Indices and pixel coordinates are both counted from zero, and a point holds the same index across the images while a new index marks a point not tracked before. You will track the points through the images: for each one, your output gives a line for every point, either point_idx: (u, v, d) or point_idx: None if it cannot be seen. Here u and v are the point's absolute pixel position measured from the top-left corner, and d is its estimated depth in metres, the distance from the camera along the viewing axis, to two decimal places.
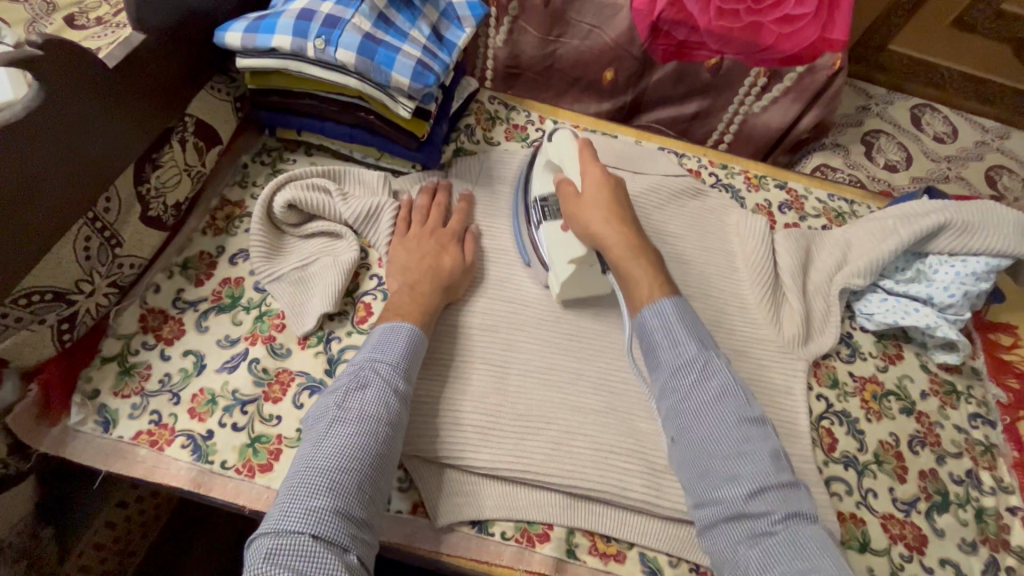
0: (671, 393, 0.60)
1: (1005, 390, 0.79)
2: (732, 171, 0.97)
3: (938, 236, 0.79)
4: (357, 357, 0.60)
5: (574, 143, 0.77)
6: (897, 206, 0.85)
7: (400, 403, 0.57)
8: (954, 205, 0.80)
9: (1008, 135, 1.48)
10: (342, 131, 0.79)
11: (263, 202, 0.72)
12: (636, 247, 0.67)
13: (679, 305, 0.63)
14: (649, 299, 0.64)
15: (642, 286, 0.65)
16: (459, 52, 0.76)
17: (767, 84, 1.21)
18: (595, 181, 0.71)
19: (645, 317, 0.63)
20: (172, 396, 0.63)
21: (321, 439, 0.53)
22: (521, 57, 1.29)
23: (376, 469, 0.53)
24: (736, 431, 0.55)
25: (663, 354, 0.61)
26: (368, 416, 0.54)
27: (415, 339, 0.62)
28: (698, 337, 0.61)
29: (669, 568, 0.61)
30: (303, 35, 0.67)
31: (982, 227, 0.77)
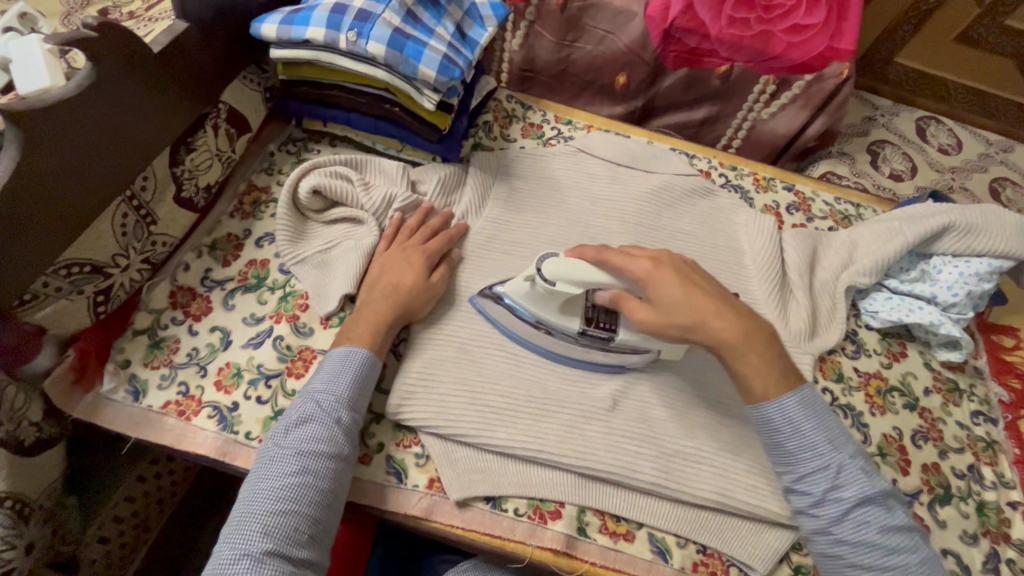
0: (799, 494, 0.59)
1: (1006, 389, 0.81)
2: (742, 173, 0.99)
3: (943, 237, 0.81)
4: (306, 386, 0.61)
5: (571, 262, 0.65)
6: (902, 209, 0.87)
7: (345, 435, 0.58)
8: (957, 208, 0.82)
9: (1013, 148, 1.51)
10: (367, 122, 0.82)
11: (289, 188, 0.75)
12: (752, 336, 0.61)
13: (805, 398, 0.60)
14: (773, 394, 0.60)
15: (762, 379, 0.60)
16: (482, 49, 0.79)
17: (776, 91, 1.25)
18: (674, 294, 0.61)
19: (768, 411, 0.60)
20: (200, 368, 0.66)
21: (264, 474, 0.54)
22: (536, 60, 1.32)
23: (318, 506, 0.53)
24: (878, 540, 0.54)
25: (795, 454, 0.59)
26: (311, 451, 0.55)
27: (367, 367, 0.63)
28: (827, 435, 0.59)
29: (676, 548, 0.63)
30: (336, 27, 0.70)
31: (986, 229, 0.79)
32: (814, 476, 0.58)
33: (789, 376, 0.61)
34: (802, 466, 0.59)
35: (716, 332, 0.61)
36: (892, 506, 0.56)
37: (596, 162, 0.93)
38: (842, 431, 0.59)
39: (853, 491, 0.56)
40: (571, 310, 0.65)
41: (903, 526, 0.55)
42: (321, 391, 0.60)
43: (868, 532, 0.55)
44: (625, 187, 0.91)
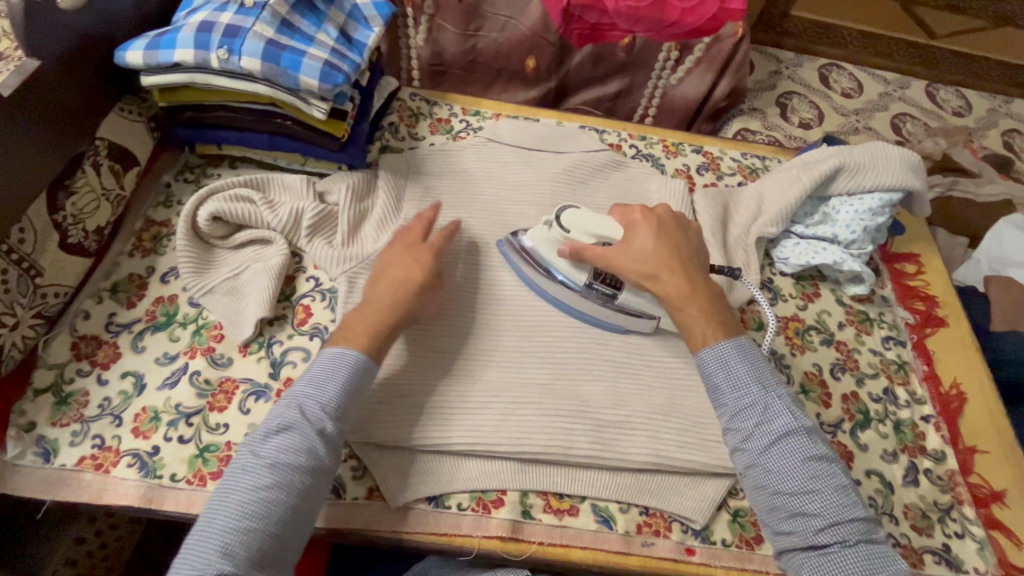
0: (733, 432, 0.60)
1: (911, 311, 0.87)
2: (651, 142, 1.02)
3: (837, 179, 0.85)
4: (292, 390, 0.60)
5: (589, 215, 0.73)
6: (799, 156, 0.91)
7: (325, 446, 0.57)
8: (846, 149, 0.86)
9: (908, 85, 1.59)
10: (262, 140, 0.80)
11: (185, 217, 0.73)
12: (698, 294, 0.66)
13: (741, 348, 0.63)
14: (712, 341, 0.64)
15: (700, 327, 0.65)
16: (369, 51, 0.78)
17: (679, 56, 1.28)
18: (648, 243, 0.70)
19: (706, 357, 0.63)
20: (114, 418, 0.63)
21: (238, 480, 0.53)
22: (444, 54, 1.31)
23: (285, 521, 0.52)
24: (803, 471, 0.56)
25: (725, 396, 0.61)
26: (285, 462, 0.54)
27: (358, 371, 0.61)
28: (763, 378, 0.61)
29: (620, 514, 0.65)
30: (205, 47, 0.68)
31: (873, 166, 0.84)
32: (744, 414, 0.59)
33: (727, 327, 0.65)
34: (728, 404, 0.61)
35: (667, 285, 0.67)
36: (817, 438, 0.58)
37: (507, 150, 0.93)
38: (775, 376, 0.62)
39: (781, 423, 0.58)
40: (573, 249, 0.72)
41: (819, 458, 0.57)
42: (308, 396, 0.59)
43: (790, 464, 0.56)
44: (537, 170, 0.92)
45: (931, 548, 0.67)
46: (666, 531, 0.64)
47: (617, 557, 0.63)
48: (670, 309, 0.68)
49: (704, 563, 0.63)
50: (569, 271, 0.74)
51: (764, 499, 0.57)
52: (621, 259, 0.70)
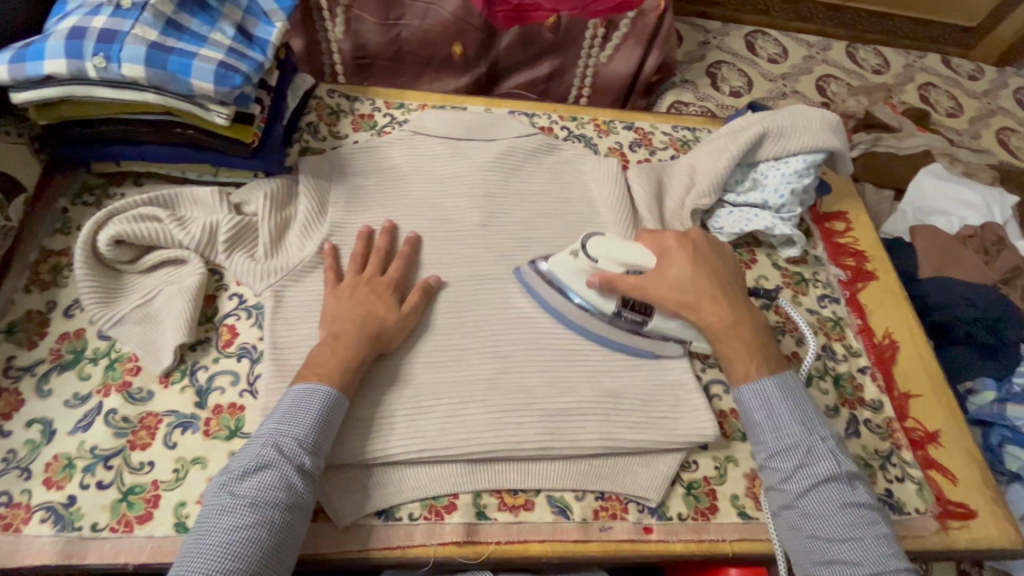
0: (772, 470, 0.60)
1: (843, 268, 0.90)
2: (582, 122, 1.00)
3: (762, 145, 0.86)
4: (266, 426, 0.57)
5: (624, 244, 0.71)
6: (726, 125, 0.92)
7: (305, 482, 0.55)
8: (769, 115, 0.88)
9: (830, 46, 1.63)
10: (164, 152, 0.74)
11: (83, 242, 0.67)
12: (739, 323, 0.66)
13: (784, 385, 0.62)
14: (751, 375, 0.63)
15: (743, 360, 0.64)
16: (274, 47, 0.73)
17: (606, 33, 1.27)
18: (683, 273, 0.68)
19: (744, 392, 0.63)
20: (22, 471, 0.58)
21: (214, 523, 0.50)
22: (366, 46, 1.26)
23: (266, 566, 0.49)
24: (843, 516, 0.55)
25: (766, 432, 0.61)
26: (263, 501, 0.52)
27: (334, 404, 0.59)
28: (804, 418, 0.60)
29: (576, 503, 0.64)
30: (79, 55, 0.62)
31: (795, 130, 0.86)
32: (784, 453, 0.59)
33: (768, 359, 0.64)
34: (768, 444, 0.60)
35: (705, 314, 0.67)
36: (859, 484, 0.57)
37: (435, 142, 0.90)
38: (820, 418, 0.61)
39: (825, 466, 0.57)
40: (603, 281, 0.69)
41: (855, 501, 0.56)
42: (273, 433, 0.56)
43: (831, 509, 0.56)
44: (468, 160, 0.88)
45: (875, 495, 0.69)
46: (622, 513, 0.64)
47: (576, 546, 0.62)
48: (711, 338, 0.67)
49: (662, 540, 0.63)
50: (600, 299, 0.71)
51: (801, 542, 0.57)
52: (661, 293, 0.68)
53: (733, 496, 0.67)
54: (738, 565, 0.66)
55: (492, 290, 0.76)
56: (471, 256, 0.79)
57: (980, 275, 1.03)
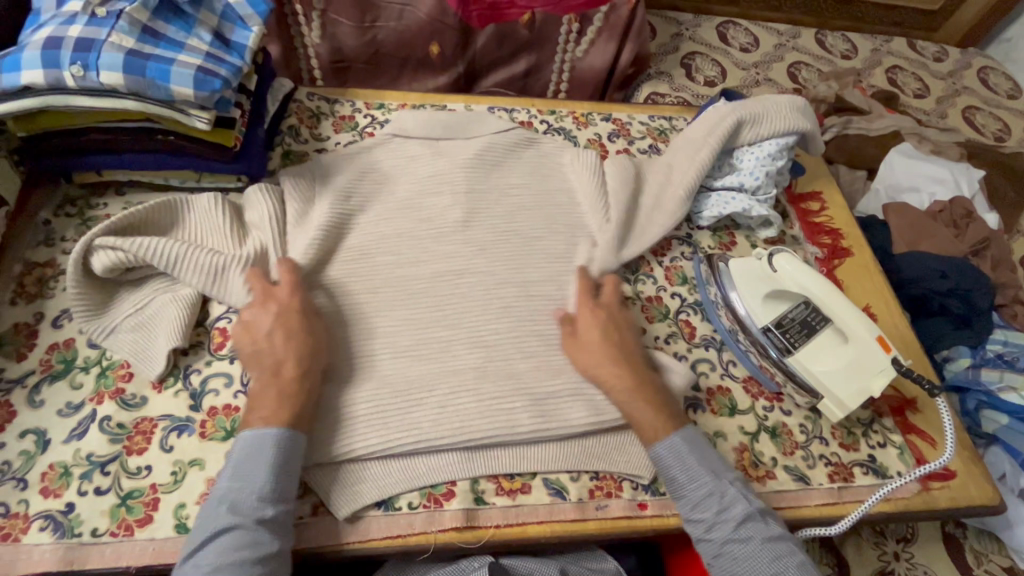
0: (696, 522, 0.61)
1: (819, 246, 0.92)
2: (561, 115, 1.02)
3: (740, 133, 0.88)
4: (219, 481, 0.56)
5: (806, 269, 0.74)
6: (699, 116, 0.93)
7: (271, 531, 0.54)
8: (742, 103, 0.89)
9: (799, 34, 1.67)
10: (146, 160, 0.74)
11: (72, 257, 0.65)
12: (625, 388, 0.66)
13: (686, 439, 0.64)
14: (663, 435, 0.64)
15: (652, 421, 0.65)
16: (251, 52, 0.73)
17: (581, 28, 1.29)
18: (591, 333, 0.71)
19: (659, 451, 0.64)
20: (19, 482, 0.58)
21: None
22: (343, 49, 1.26)
23: None
24: (769, 553, 0.58)
25: (684, 486, 0.62)
26: (231, 562, 0.51)
27: (286, 446, 0.58)
28: (711, 465, 0.63)
29: (571, 483, 0.66)
30: (56, 65, 0.62)
31: (769, 117, 0.88)
32: (702, 502, 0.61)
33: (672, 419, 0.65)
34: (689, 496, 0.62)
35: (600, 378, 0.68)
36: (772, 518, 0.61)
37: (417, 140, 0.91)
38: (725, 463, 0.64)
39: (740, 508, 0.60)
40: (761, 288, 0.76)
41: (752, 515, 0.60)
42: (232, 491, 0.55)
43: (757, 547, 0.58)
44: (450, 156, 0.89)
45: (858, 461, 0.72)
46: (617, 491, 0.66)
47: (574, 524, 0.64)
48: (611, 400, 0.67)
49: (657, 515, 0.66)
50: (759, 312, 0.75)
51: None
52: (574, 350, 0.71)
53: None
54: None
55: (481, 283, 0.77)
56: (452, 252, 0.80)
57: (950, 248, 1.07)
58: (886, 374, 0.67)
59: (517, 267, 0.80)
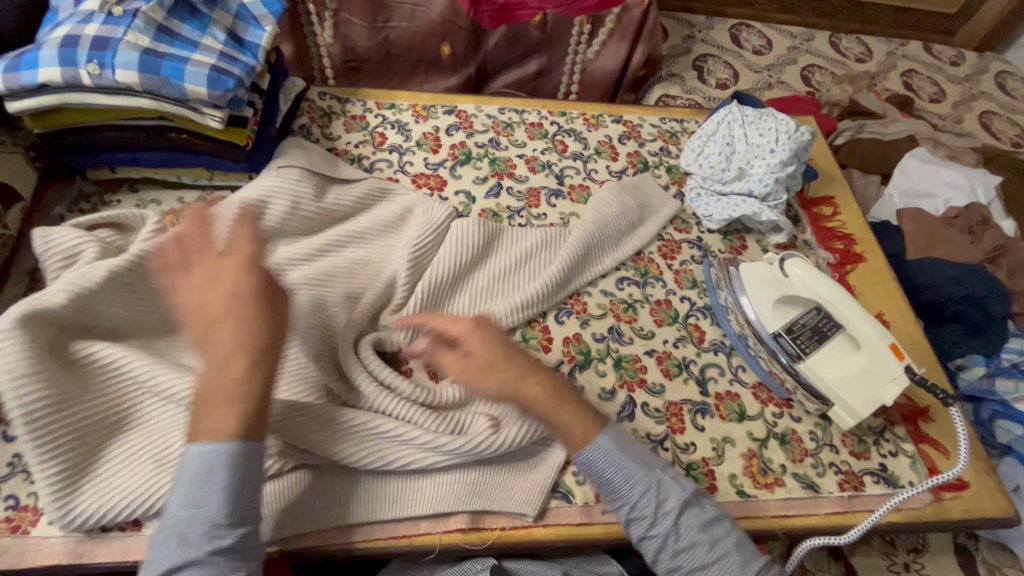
0: (638, 521, 0.60)
1: (831, 251, 0.91)
2: (571, 117, 1.01)
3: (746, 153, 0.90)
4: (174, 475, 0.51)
5: (817, 275, 0.75)
6: (700, 138, 0.95)
7: (249, 521, 0.52)
8: (739, 126, 0.92)
9: (814, 37, 1.66)
10: (159, 157, 0.75)
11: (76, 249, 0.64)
12: (551, 397, 0.62)
13: (614, 436, 0.62)
14: (585, 440, 0.61)
15: (573, 429, 0.61)
16: (264, 51, 0.74)
17: (592, 30, 1.28)
18: None
19: (587, 456, 0.61)
20: (28, 474, 0.59)
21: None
22: (355, 49, 1.27)
23: None
24: (708, 541, 0.59)
25: (617, 485, 0.61)
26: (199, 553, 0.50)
27: None
28: (640, 458, 0.62)
29: (577, 487, 0.65)
30: (72, 63, 0.63)
31: (770, 135, 0.89)
32: (641, 500, 0.60)
33: (593, 422, 0.62)
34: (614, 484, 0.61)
35: (529, 391, 0.61)
36: (705, 503, 0.63)
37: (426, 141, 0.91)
38: (651, 452, 0.64)
39: (675, 498, 0.61)
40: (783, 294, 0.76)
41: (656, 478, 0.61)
42: (182, 520, 0.50)
43: (697, 536, 0.59)
44: None
45: (869, 470, 0.71)
46: None
47: (578, 529, 0.63)
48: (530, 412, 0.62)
49: None
50: (769, 317, 0.75)
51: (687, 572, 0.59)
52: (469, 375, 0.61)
53: (730, 476, 0.68)
54: None
55: (487, 282, 0.76)
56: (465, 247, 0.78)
57: (965, 255, 1.06)
58: (899, 382, 0.68)
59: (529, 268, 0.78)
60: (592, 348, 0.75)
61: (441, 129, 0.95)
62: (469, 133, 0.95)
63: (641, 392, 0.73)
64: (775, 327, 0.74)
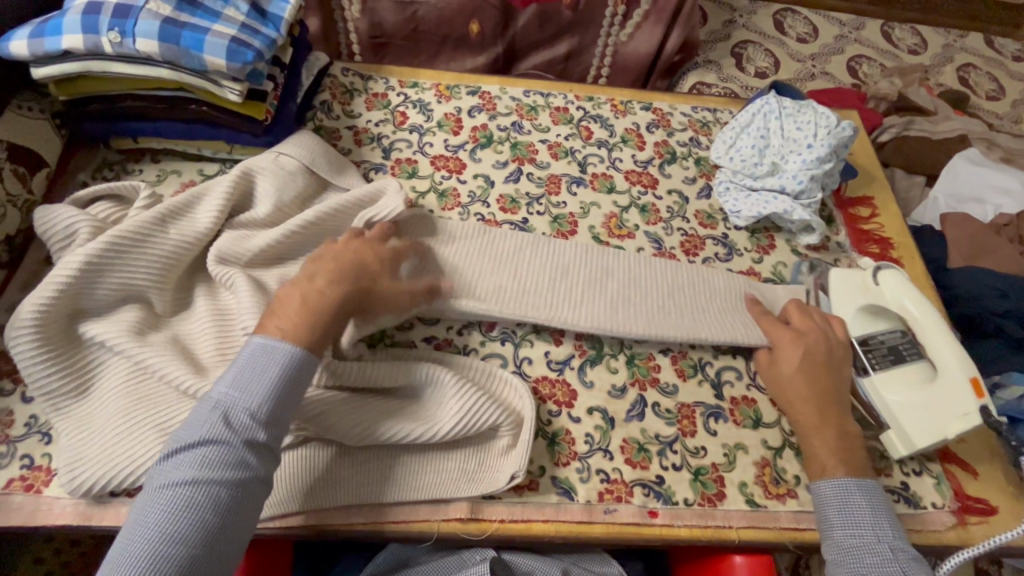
0: (844, 513, 0.60)
1: (866, 256, 0.86)
2: (599, 102, 0.98)
3: (781, 147, 0.85)
4: (215, 390, 0.51)
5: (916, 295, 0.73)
6: (731, 128, 0.90)
7: (258, 455, 0.49)
8: (776, 119, 0.87)
9: (864, 25, 1.56)
10: (179, 129, 0.75)
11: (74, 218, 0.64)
12: (828, 423, 0.65)
13: (865, 488, 0.61)
14: (835, 474, 0.62)
15: (822, 458, 0.64)
16: (286, 24, 0.73)
17: (627, 11, 1.24)
18: (794, 367, 0.68)
19: (822, 487, 0.62)
20: (43, 435, 0.60)
21: (140, 525, 0.45)
22: (383, 25, 1.25)
23: (209, 545, 0.45)
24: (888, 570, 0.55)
25: (866, 499, 0.60)
26: (207, 477, 0.47)
27: (289, 368, 0.52)
28: (889, 523, 0.59)
29: (581, 484, 0.64)
30: (94, 30, 0.63)
31: (807, 130, 0.84)
32: (858, 503, 0.60)
33: (857, 464, 0.63)
34: (839, 541, 0.59)
35: (800, 412, 0.66)
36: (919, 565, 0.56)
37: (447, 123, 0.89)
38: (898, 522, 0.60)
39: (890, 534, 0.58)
40: (873, 307, 0.74)
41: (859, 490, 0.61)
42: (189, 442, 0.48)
43: (882, 561, 0.56)
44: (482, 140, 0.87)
45: (889, 488, 0.68)
46: (628, 497, 0.64)
47: (580, 527, 0.62)
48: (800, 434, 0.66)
49: (667, 524, 0.63)
50: (853, 323, 0.73)
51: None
52: (791, 404, 0.67)
53: (741, 484, 0.66)
54: (744, 552, 0.65)
55: (584, 300, 0.74)
56: (573, 262, 0.78)
57: (1013, 265, 0.99)
58: (968, 419, 0.63)
59: (625, 286, 0.76)
60: (604, 343, 0.74)
61: (464, 110, 0.93)
62: (492, 116, 0.93)
63: (653, 391, 0.71)
64: (858, 336, 0.72)
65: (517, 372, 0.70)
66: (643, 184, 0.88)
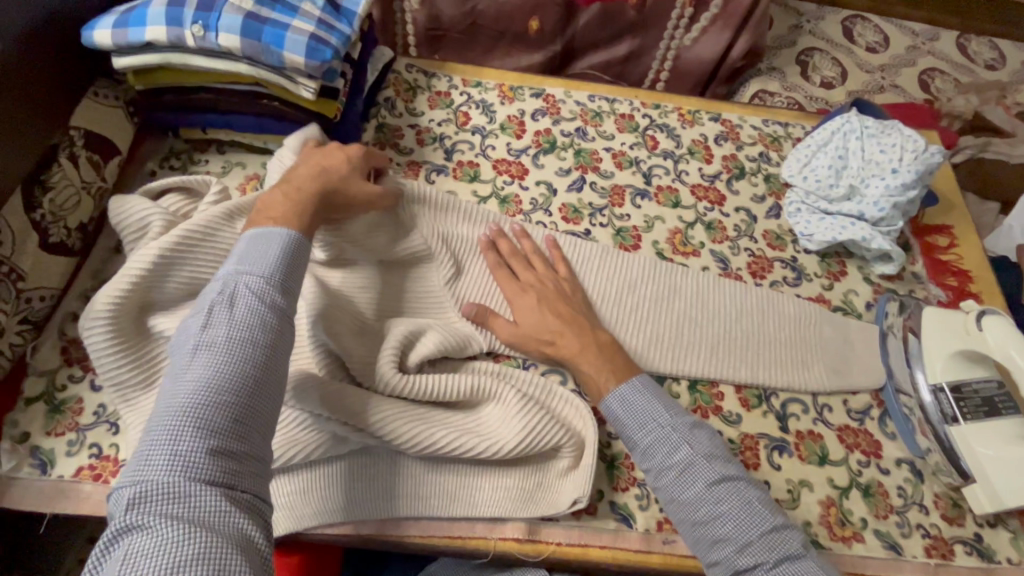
0: (661, 451, 0.58)
1: (944, 288, 0.82)
2: (665, 110, 0.94)
3: (862, 169, 0.81)
4: (220, 270, 0.50)
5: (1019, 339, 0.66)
6: (806, 146, 0.87)
7: (277, 315, 0.49)
8: (857, 139, 0.83)
9: (939, 36, 1.48)
10: (248, 123, 0.74)
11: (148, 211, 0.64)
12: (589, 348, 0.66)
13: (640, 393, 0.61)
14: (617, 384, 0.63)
15: (600, 377, 0.64)
16: (360, 19, 0.71)
17: (693, 14, 1.20)
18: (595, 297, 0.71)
19: (609, 406, 0.62)
20: (111, 425, 0.61)
21: (168, 396, 0.43)
22: (440, 17, 1.23)
23: (250, 403, 0.44)
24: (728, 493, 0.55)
25: (659, 429, 0.59)
26: (235, 337, 0.45)
27: (291, 244, 0.53)
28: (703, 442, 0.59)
29: (640, 512, 0.62)
30: (179, 23, 0.64)
31: (890, 153, 0.81)
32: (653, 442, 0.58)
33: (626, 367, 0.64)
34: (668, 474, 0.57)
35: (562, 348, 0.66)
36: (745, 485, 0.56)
37: None
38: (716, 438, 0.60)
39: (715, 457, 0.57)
40: (963, 350, 0.70)
41: (728, 476, 0.56)
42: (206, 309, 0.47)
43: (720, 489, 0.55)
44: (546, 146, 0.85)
45: (962, 538, 0.65)
46: None
47: (637, 556, 0.61)
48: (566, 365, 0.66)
49: None
50: (937, 367, 0.70)
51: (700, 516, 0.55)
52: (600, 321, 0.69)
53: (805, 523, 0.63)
54: None
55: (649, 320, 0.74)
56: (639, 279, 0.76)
57: None
58: None
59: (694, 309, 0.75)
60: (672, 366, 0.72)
61: (527, 113, 0.90)
62: (556, 120, 0.90)
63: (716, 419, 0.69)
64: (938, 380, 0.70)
65: (578, 391, 0.68)
66: (710, 200, 0.85)
